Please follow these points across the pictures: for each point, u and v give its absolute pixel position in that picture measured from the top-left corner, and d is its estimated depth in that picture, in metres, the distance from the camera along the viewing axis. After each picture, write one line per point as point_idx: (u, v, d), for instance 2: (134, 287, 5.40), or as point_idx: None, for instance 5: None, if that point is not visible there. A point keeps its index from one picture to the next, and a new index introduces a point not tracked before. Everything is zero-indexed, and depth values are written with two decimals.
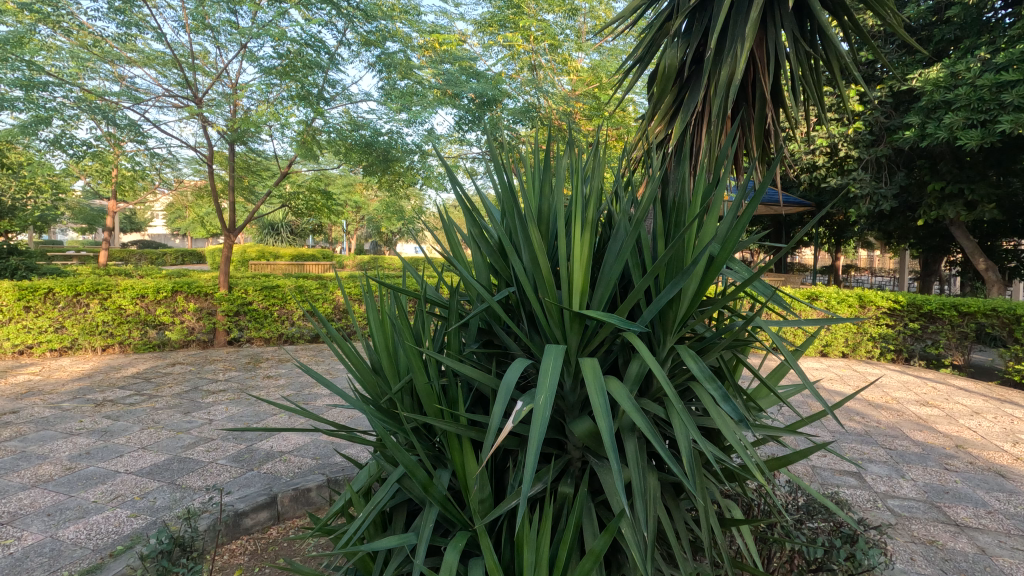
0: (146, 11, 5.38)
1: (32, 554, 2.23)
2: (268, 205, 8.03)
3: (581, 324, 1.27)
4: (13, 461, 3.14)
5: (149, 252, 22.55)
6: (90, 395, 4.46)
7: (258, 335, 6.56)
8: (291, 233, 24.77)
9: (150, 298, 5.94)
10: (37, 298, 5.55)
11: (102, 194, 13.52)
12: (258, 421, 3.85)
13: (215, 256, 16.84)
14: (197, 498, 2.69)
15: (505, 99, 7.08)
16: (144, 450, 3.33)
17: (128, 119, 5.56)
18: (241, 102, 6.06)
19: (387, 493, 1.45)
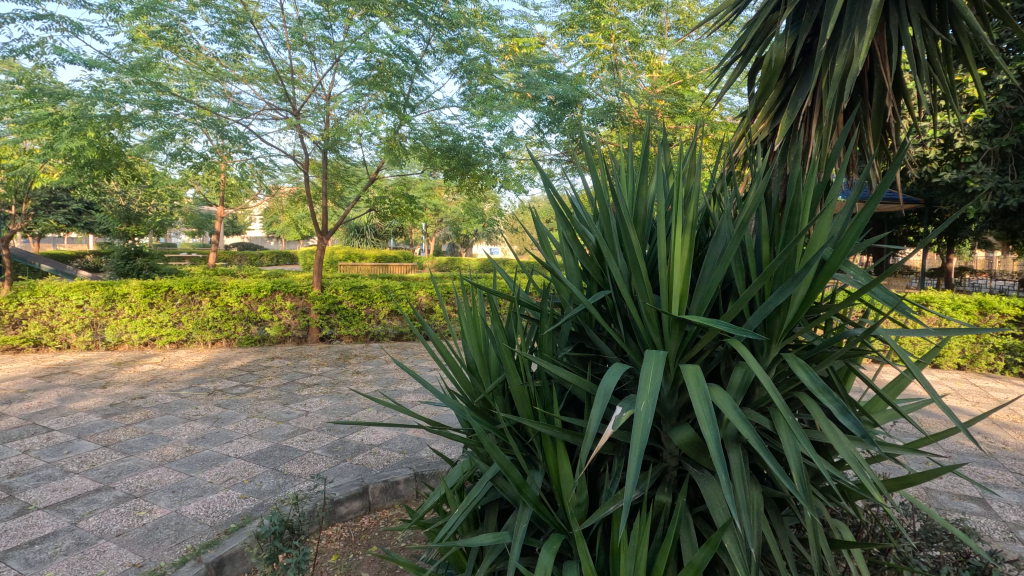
0: (252, 32, 5.83)
1: (161, 526, 2.48)
2: (357, 210, 8.48)
3: (681, 330, 1.23)
4: (143, 442, 3.51)
5: (249, 254, 24.43)
6: (203, 384, 4.90)
7: (347, 332, 6.93)
8: (374, 235, 26.01)
9: (253, 296, 6.45)
10: (158, 295, 6.18)
11: (211, 200, 14.82)
12: (350, 415, 4.06)
13: (307, 257, 17.94)
14: (298, 485, 2.89)
15: (585, 99, 7.05)
16: (250, 437, 3.61)
17: (236, 131, 6.07)
18: (334, 113, 6.45)
19: (482, 490, 1.48)
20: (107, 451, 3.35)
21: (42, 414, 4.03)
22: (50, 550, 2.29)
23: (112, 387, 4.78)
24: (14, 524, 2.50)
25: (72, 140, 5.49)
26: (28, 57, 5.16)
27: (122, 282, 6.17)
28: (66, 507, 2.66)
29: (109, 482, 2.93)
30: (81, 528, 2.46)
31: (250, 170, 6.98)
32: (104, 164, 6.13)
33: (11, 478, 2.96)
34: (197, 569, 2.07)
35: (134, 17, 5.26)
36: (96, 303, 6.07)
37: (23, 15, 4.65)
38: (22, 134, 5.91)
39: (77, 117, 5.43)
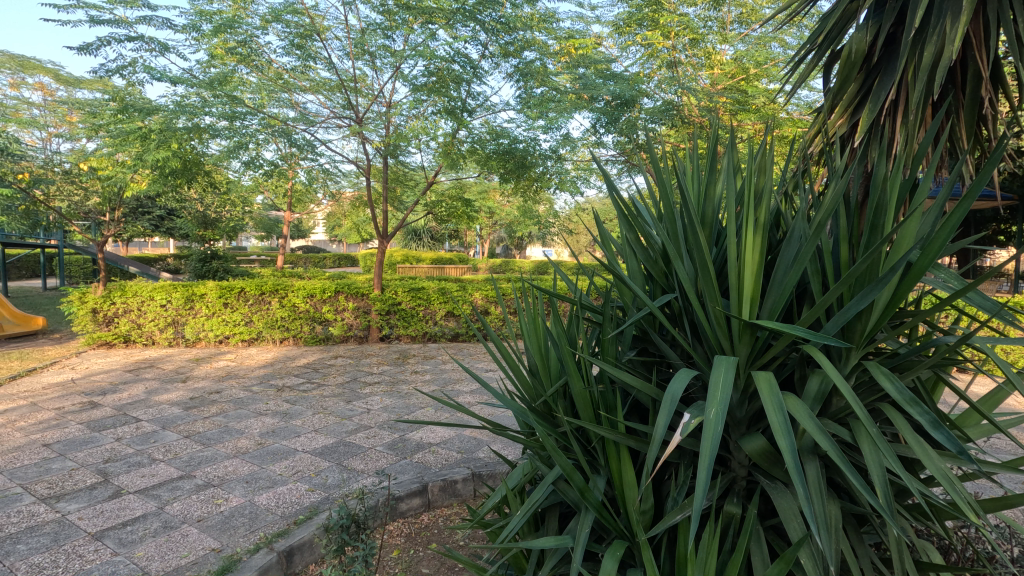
0: (318, 44, 6.09)
1: (237, 514, 2.63)
2: (415, 213, 8.68)
3: (752, 335, 1.19)
4: (220, 434, 3.73)
5: (313, 257, 25.49)
6: (273, 380, 5.16)
7: (406, 333, 7.09)
8: (431, 238, 26.57)
9: (318, 297, 6.76)
10: (232, 296, 6.57)
11: (279, 206, 15.59)
12: (409, 413, 4.16)
13: (367, 259, 18.53)
14: (361, 480, 2.99)
15: (643, 98, 6.92)
16: (316, 432, 3.77)
17: (304, 139, 6.36)
18: (394, 119, 6.65)
19: (543, 493, 1.47)
20: (188, 442, 3.58)
21: (132, 405, 4.36)
22: (140, 532, 2.47)
23: (192, 381, 5.12)
24: (109, 506, 2.72)
25: (158, 151, 5.95)
26: (121, 76, 5.60)
27: (200, 284, 6.61)
28: (153, 492, 2.87)
29: (190, 471, 3.13)
30: (167, 512, 2.65)
31: (315, 176, 7.29)
32: (186, 173, 6.58)
33: (106, 463, 3.22)
34: (269, 557, 2.18)
35: (212, 35, 5.61)
36: (177, 302, 6.52)
37: (117, 37, 5.05)
38: (115, 148, 6.44)
39: (163, 130, 5.86)
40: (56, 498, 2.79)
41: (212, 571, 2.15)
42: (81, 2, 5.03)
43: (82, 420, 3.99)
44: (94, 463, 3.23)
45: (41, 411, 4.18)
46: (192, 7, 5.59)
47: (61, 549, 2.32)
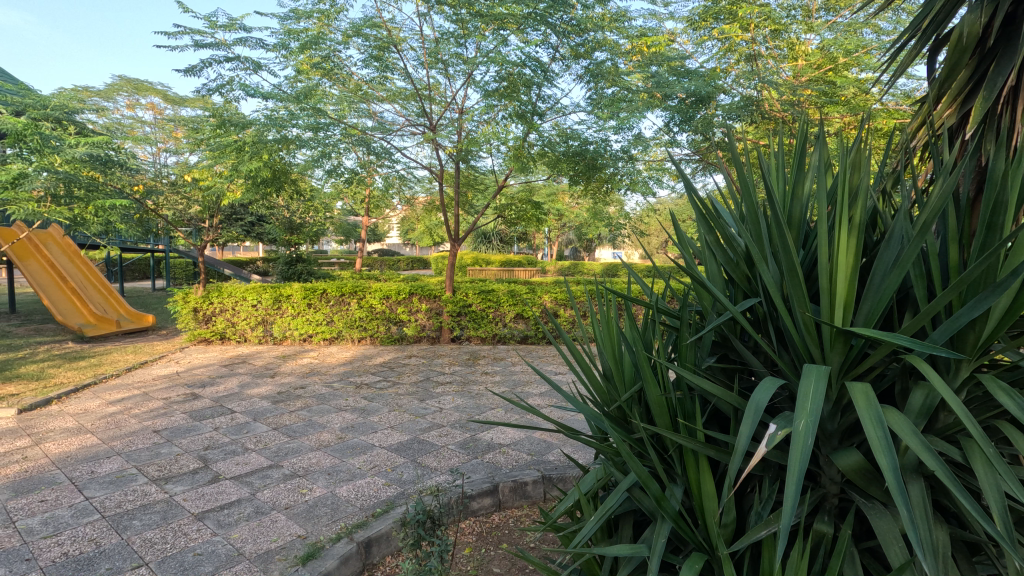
0: (395, 55, 6.33)
1: (320, 504, 2.78)
2: (485, 217, 8.82)
3: (846, 343, 1.11)
4: (305, 427, 3.96)
5: (388, 260, 26.49)
6: (351, 378, 5.41)
7: (476, 334, 7.20)
8: (500, 240, 26.90)
9: (393, 298, 7.03)
10: (315, 297, 6.97)
11: (357, 211, 16.33)
12: (480, 414, 4.23)
13: (439, 262, 19.02)
14: (435, 477, 3.07)
15: (719, 94, 6.65)
16: (392, 429, 3.91)
17: (381, 147, 6.63)
18: (466, 125, 6.80)
19: (617, 500, 1.45)
20: (276, 433, 3.82)
21: (227, 398, 4.71)
22: (235, 515, 2.67)
23: (279, 376, 5.46)
24: (208, 490, 2.95)
25: (252, 162, 6.44)
26: (220, 94, 6.08)
27: (287, 286, 7.07)
28: (246, 479, 3.09)
29: (278, 461, 3.34)
30: (258, 499, 2.84)
31: (391, 182, 7.58)
32: (275, 182, 7.06)
33: (205, 450, 3.51)
34: (349, 546, 2.29)
35: (299, 52, 5.96)
36: (266, 302, 7.00)
37: (217, 58, 5.50)
38: (214, 160, 7.02)
39: (256, 143, 6.31)
40: (164, 480, 3.07)
41: (298, 557, 2.29)
42: (187, 28, 5.51)
43: (185, 410, 4.37)
44: (196, 450, 3.52)
45: (151, 401, 4.61)
46: (282, 27, 5.99)
47: (169, 527, 2.55)
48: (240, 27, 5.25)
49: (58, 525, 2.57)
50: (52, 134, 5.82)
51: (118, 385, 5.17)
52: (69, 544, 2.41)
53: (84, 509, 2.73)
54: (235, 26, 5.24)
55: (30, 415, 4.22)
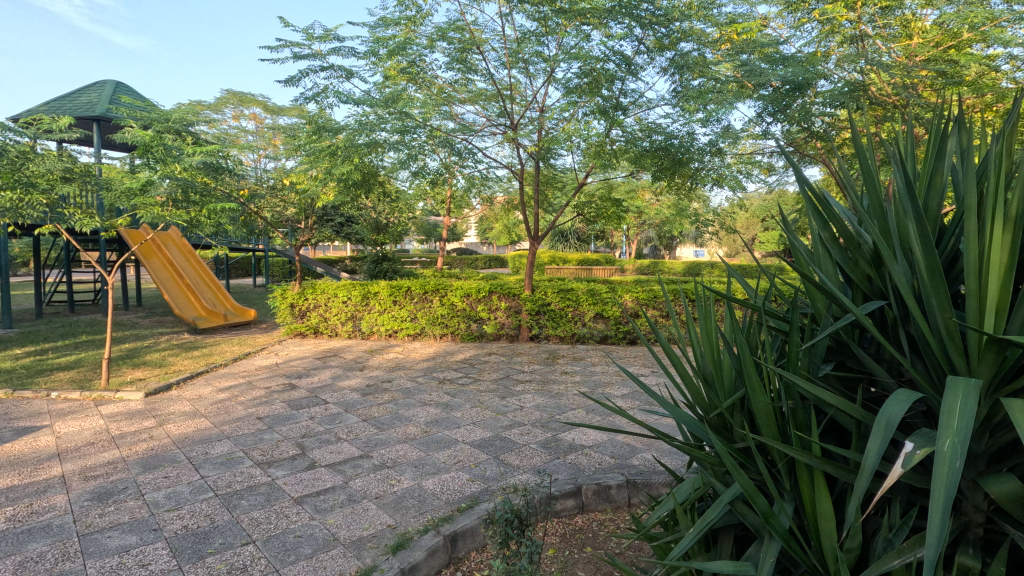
0: (477, 57, 6.42)
1: (408, 496, 2.87)
2: (564, 215, 8.75)
3: (999, 353, 0.98)
4: (392, 419, 4.11)
5: (467, 259, 27.00)
6: (434, 373, 5.56)
7: (555, 333, 7.15)
8: (578, 238, 26.69)
9: (474, 296, 7.16)
10: (400, 294, 7.26)
11: (438, 211, 16.79)
12: (561, 414, 4.20)
13: (516, 260, 19.14)
14: (518, 476, 3.08)
15: (819, 80, 6.19)
16: (474, 425, 3.97)
17: (462, 147, 6.75)
18: (547, 124, 6.77)
19: (719, 512, 1.36)
20: (366, 424, 4.00)
21: (321, 389, 4.99)
22: (330, 501, 2.81)
23: (368, 370, 5.71)
24: (306, 475, 3.13)
25: (344, 165, 6.77)
26: (316, 102, 6.44)
27: (375, 283, 7.41)
28: (340, 467, 3.25)
29: (368, 451, 3.49)
30: (351, 486, 2.97)
31: (472, 183, 7.70)
32: (364, 184, 7.39)
33: (303, 438, 3.73)
34: (436, 539, 2.35)
35: (387, 58, 6.21)
36: (355, 299, 7.37)
37: (314, 68, 5.83)
38: (310, 165, 7.46)
39: (347, 147, 6.63)
40: (267, 464, 3.29)
41: (388, 546, 2.37)
42: (287, 42, 5.87)
43: (284, 399, 4.67)
44: (294, 437, 3.75)
45: (255, 389, 4.98)
46: (371, 35, 6.24)
47: (272, 508, 2.73)
48: (334, 37, 5.53)
49: (178, 500, 2.82)
50: (174, 145, 6.45)
51: (227, 373, 5.62)
52: (188, 518, 2.64)
53: (200, 486, 2.98)
54: (329, 37, 5.52)
55: (154, 399, 4.68)
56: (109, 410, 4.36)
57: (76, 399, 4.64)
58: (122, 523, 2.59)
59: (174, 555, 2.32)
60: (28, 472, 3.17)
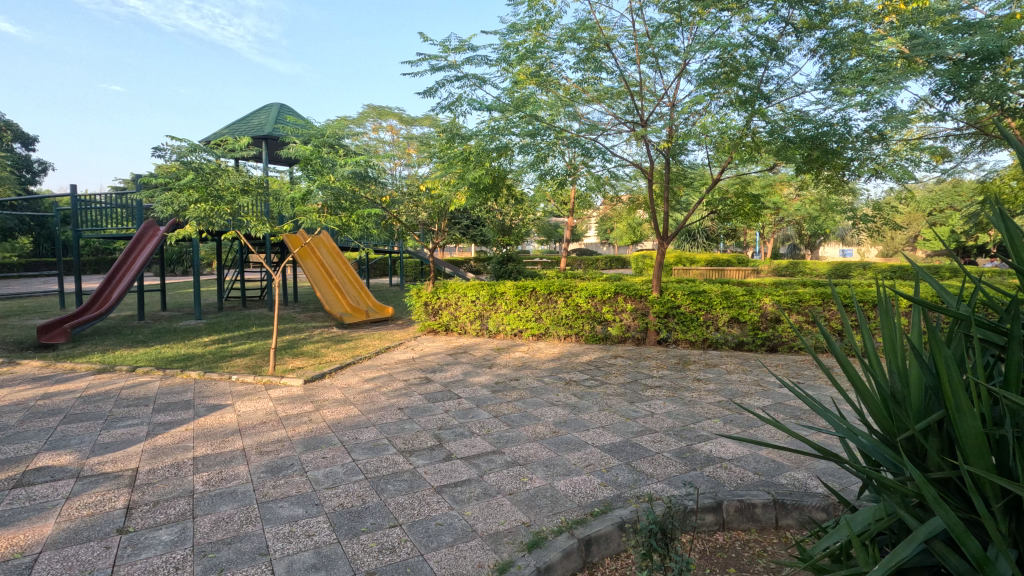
0: (606, 54, 6.32)
1: (540, 495, 2.89)
2: (695, 213, 8.32)
3: None
4: (521, 418, 4.18)
5: (588, 259, 26.81)
6: (560, 373, 5.58)
7: (684, 337, 6.81)
8: (707, 238, 25.33)
9: (599, 298, 7.07)
10: (526, 294, 7.40)
11: (561, 212, 16.87)
12: (695, 423, 3.98)
13: (640, 261, 18.62)
14: (652, 485, 2.97)
15: (1016, 47, 5.24)
16: (604, 429, 3.90)
17: (590, 146, 6.69)
18: (679, 119, 6.50)
19: (911, 551, 1.16)
20: (497, 421, 4.11)
21: (454, 384, 5.23)
22: (467, 493, 2.92)
23: (496, 367, 5.88)
24: (444, 466, 3.29)
25: (476, 170, 7.04)
26: (451, 111, 6.76)
27: (502, 284, 7.63)
28: (475, 461, 3.37)
29: (500, 447, 3.58)
30: (486, 481, 3.07)
31: (598, 183, 7.61)
32: (494, 188, 7.63)
33: (439, 430, 3.93)
34: (571, 542, 2.33)
35: (517, 63, 6.36)
36: (483, 298, 7.65)
37: (449, 78, 6.12)
38: (443, 171, 7.86)
39: (479, 152, 6.90)
40: (408, 452, 3.51)
41: (524, 543, 2.40)
42: (426, 55, 6.24)
43: (421, 392, 4.96)
44: (431, 428, 3.96)
45: (395, 381, 5.35)
46: (502, 42, 6.42)
47: (415, 495, 2.91)
48: (468, 47, 5.78)
49: (335, 479, 3.11)
50: (329, 157, 7.16)
51: (370, 365, 6.11)
52: (343, 497, 2.89)
53: (352, 468, 3.26)
54: (464, 47, 5.77)
55: (312, 385, 5.23)
56: (277, 393, 4.95)
57: (251, 382, 5.33)
58: (290, 495, 2.92)
59: (333, 530, 2.56)
60: (217, 443, 3.69)
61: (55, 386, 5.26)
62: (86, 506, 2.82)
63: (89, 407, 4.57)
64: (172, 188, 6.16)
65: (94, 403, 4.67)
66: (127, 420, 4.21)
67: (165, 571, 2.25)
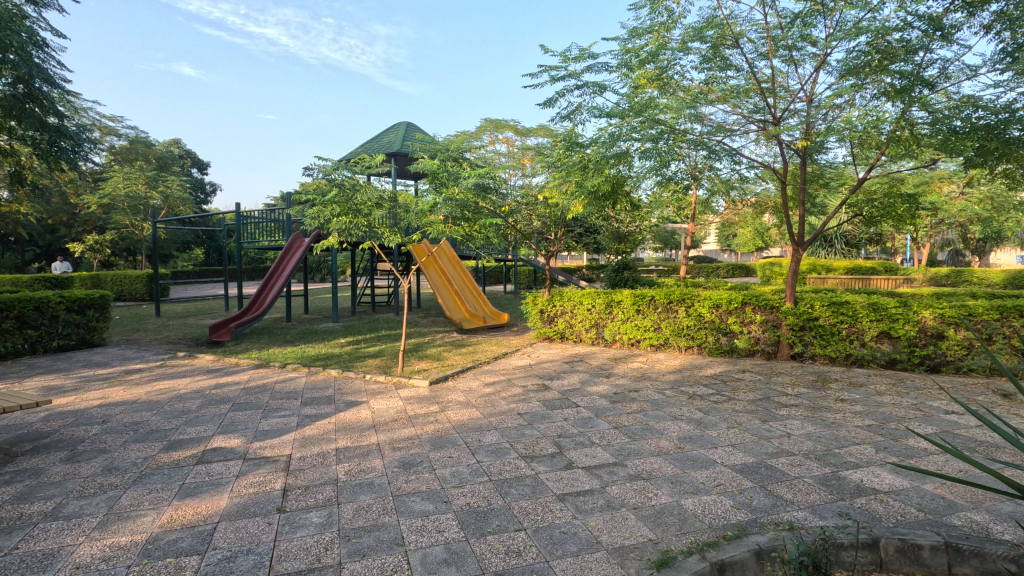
0: (733, 51, 6.01)
1: (667, 512, 2.78)
2: (835, 216, 7.58)
3: None
4: (643, 430, 4.06)
5: (708, 267, 25.50)
6: (682, 387, 5.33)
7: (823, 353, 6.21)
8: (847, 244, 22.98)
9: (724, 308, 6.67)
10: (644, 303, 7.19)
11: (680, 218, 16.21)
12: (841, 448, 3.60)
13: (767, 269, 17.35)
14: (792, 512, 2.73)
15: None
16: (734, 448, 3.67)
17: (720, 147, 6.38)
18: (820, 116, 5.97)
19: None
20: (617, 432, 4.03)
21: (572, 392, 5.21)
22: (590, 504, 2.89)
23: (614, 377, 5.78)
24: (566, 474, 3.29)
25: (595, 178, 7.00)
26: (570, 119, 6.78)
27: (619, 292, 7.50)
28: (597, 471, 3.32)
29: (622, 459, 3.50)
30: (609, 492, 3.01)
31: (724, 186, 7.21)
32: (612, 195, 7.56)
33: (559, 437, 3.94)
34: (703, 564, 2.21)
35: (638, 67, 6.24)
36: (600, 306, 7.57)
37: (569, 87, 6.16)
38: (561, 180, 7.91)
39: (598, 160, 6.87)
40: (529, 458, 3.56)
41: (652, 561, 2.32)
42: (546, 67, 6.34)
43: (540, 398, 5.02)
44: (551, 435, 3.98)
45: (514, 387, 5.45)
46: (622, 47, 6.36)
47: (538, 500, 2.93)
48: (588, 55, 5.77)
49: (461, 479, 3.24)
50: (453, 171, 7.52)
51: (490, 370, 6.30)
52: (470, 497, 3.00)
53: (477, 469, 3.37)
54: (585, 55, 5.78)
55: (437, 387, 5.51)
56: (405, 393, 5.27)
57: (382, 382, 5.73)
58: (421, 491, 3.08)
59: (462, 528, 2.66)
60: (355, 437, 4.01)
61: (225, 378, 6.05)
62: (251, 485, 3.20)
63: (251, 397, 5.20)
64: (319, 203, 6.85)
65: (255, 395, 5.30)
66: (280, 411, 4.73)
67: (316, 550, 2.48)
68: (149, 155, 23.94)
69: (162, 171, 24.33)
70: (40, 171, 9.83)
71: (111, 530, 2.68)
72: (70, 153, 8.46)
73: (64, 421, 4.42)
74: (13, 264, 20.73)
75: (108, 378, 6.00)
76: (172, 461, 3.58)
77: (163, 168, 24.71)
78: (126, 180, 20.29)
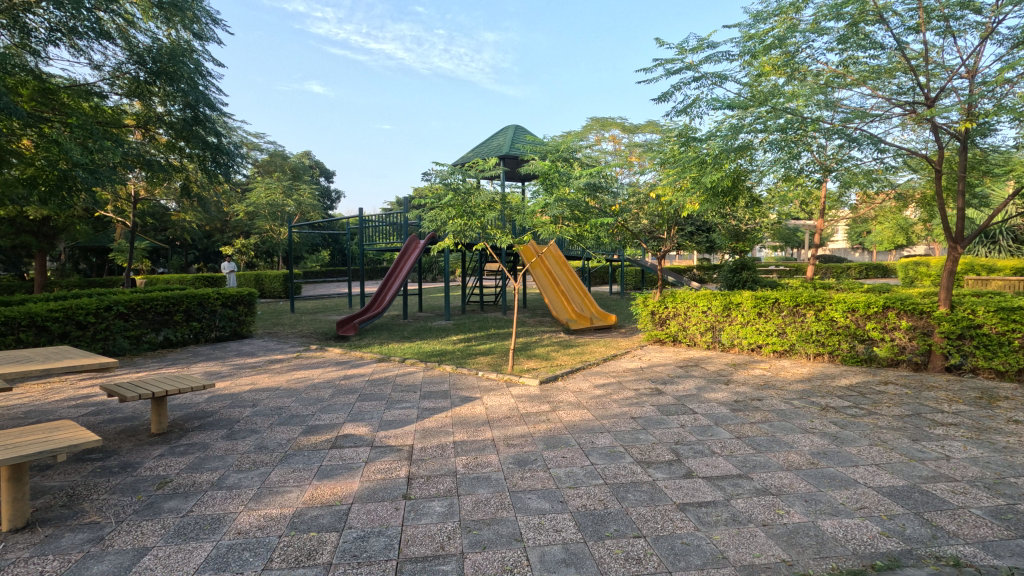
0: (875, 27, 5.41)
1: (802, 532, 2.57)
2: (1004, 207, 6.55)
3: None
4: (770, 442, 3.78)
5: (838, 267, 23.25)
6: (813, 397, 4.89)
7: (988, 365, 5.40)
8: (1015, 240, 19.84)
9: (862, 312, 6.03)
10: (767, 306, 6.71)
11: (806, 214, 14.94)
12: (1018, 477, 3.09)
13: (910, 269, 15.46)
14: (957, 546, 2.39)
15: None
16: (879, 467, 3.30)
17: (858, 135, 5.79)
18: (987, 93, 5.20)
19: None
20: (741, 442, 3.79)
21: (688, 398, 4.99)
22: (714, 516, 2.75)
23: (734, 384, 5.45)
24: (686, 483, 3.15)
25: (713, 173, 6.64)
26: (686, 114, 6.50)
27: (738, 294, 7.07)
28: (719, 482, 3.15)
29: (747, 472, 3.29)
30: (734, 506, 2.84)
31: (863, 177, 6.52)
32: (732, 190, 7.14)
33: (676, 444, 3.79)
34: None
35: (763, 54, 5.83)
36: (716, 309, 7.18)
37: (686, 80, 5.91)
38: (674, 177, 7.61)
39: (716, 155, 6.53)
40: (646, 463, 3.46)
41: None
42: (661, 61, 6.13)
43: (653, 403, 4.86)
44: (667, 442, 3.84)
45: (626, 390, 5.33)
46: (744, 34, 5.99)
47: (657, 508, 2.84)
48: (707, 45, 5.50)
49: (576, 479, 3.22)
50: (564, 171, 7.52)
51: (600, 372, 6.22)
52: (585, 498, 2.98)
53: (591, 471, 3.34)
54: (702, 46, 5.52)
55: (547, 386, 5.53)
56: (516, 391, 5.37)
57: (494, 380, 5.87)
58: (537, 489, 3.11)
59: (579, 529, 2.65)
60: (471, 431, 4.15)
61: (351, 369, 6.55)
62: (380, 471, 3.43)
63: (375, 389, 5.57)
64: (435, 206, 7.19)
65: (378, 387, 5.68)
66: (402, 403, 5.02)
67: (440, 538, 2.59)
68: (286, 167, 26.61)
69: (297, 181, 26.92)
70: (203, 185, 11.25)
71: (264, 502, 3.01)
72: (226, 168, 9.60)
73: (223, 403, 5.04)
74: (180, 266, 24.00)
75: (256, 366, 6.75)
76: (311, 443, 3.93)
77: (297, 178, 27.29)
78: (268, 190, 22.72)
